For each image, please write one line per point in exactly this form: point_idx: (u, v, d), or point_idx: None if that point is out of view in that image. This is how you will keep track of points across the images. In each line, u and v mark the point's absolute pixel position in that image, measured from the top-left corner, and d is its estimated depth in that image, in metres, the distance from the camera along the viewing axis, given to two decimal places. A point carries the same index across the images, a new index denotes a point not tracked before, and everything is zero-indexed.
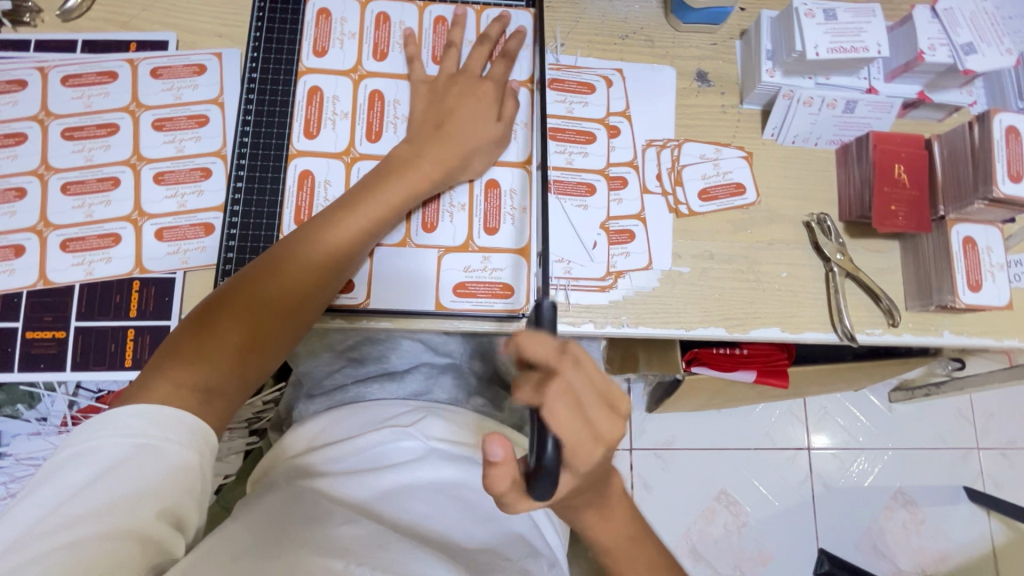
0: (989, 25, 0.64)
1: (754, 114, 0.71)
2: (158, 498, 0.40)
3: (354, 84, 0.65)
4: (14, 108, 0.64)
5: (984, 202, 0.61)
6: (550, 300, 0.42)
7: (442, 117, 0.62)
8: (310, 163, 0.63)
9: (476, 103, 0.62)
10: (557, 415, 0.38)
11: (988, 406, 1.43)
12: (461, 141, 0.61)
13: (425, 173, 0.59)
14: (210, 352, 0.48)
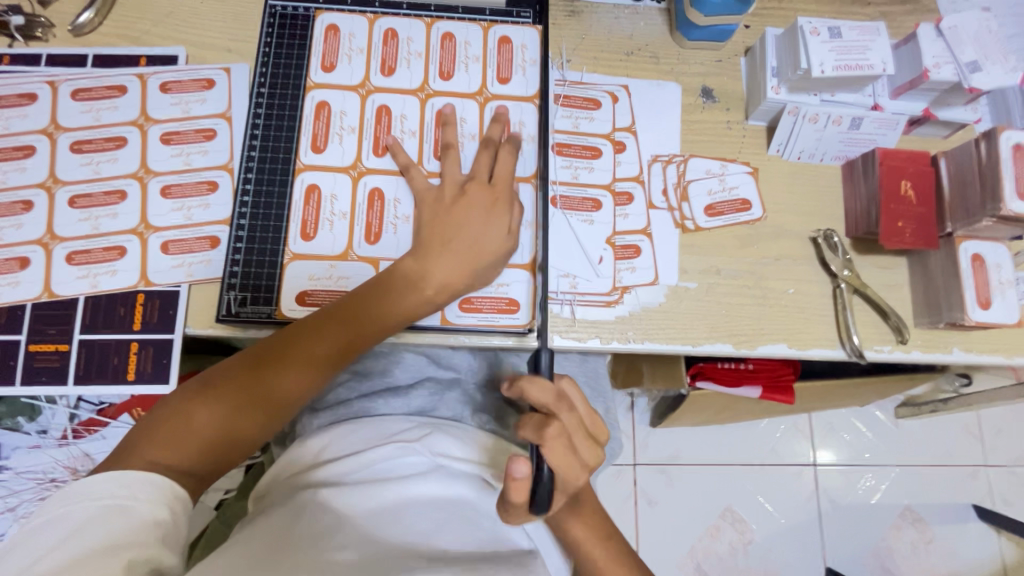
0: (993, 44, 0.65)
1: (760, 130, 0.71)
2: (127, 550, 0.41)
3: (361, 98, 0.66)
4: (23, 121, 0.64)
5: (991, 219, 0.61)
6: (548, 354, 0.54)
7: (452, 229, 0.59)
8: (319, 177, 0.63)
9: (490, 216, 0.59)
10: (554, 449, 0.50)
11: (996, 422, 1.41)
12: (467, 257, 0.58)
13: (425, 292, 0.57)
14: (192, 432, 0.49)
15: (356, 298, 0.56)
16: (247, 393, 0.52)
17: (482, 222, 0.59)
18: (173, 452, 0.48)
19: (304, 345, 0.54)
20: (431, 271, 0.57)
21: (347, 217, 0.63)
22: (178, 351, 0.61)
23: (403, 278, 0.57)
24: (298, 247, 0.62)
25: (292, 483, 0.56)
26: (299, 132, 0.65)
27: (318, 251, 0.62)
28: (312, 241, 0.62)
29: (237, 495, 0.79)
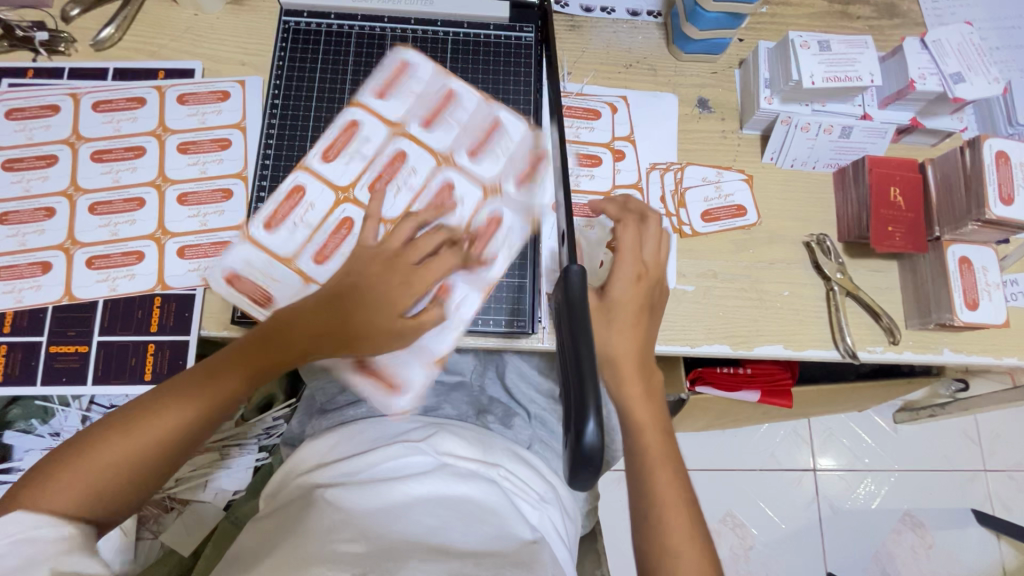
0: (977, 56, 0.67)
1: (754, 139, 0.74)
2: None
3: (375, 113, 0.68)
4: (46, 132, 0.67)
5: (977, 223, 0.63)
6: (579, 266, 0.41)
7: (358, 288, 0.54)
8: (307, 176, 0.65)
9: (398, 285, 0.54)
10: (624, 257, 0.56)
11: (994, 427, 1.43)
12: (361, 327, 0.53)
13: (320, 349, 0.53)
14: (105, 474, 0.47)
15: (260, 342, 0.52)
16: (158, 427, 0.49)
17: (387, 290, 0.54)
18: (74, 498, 0.46)
19: (226, 376, 0.51)
20: (328, 325, 0.53)
21: (314, 216, 0.64)
22: (193, 352, 0.63)
23: (302, 325, 0.53)
24: (258, 231, 0.64)
25: (302, 483, 0.58)
26: (319, 139, 0.68)
27: (281, 231, 0.64)
28: (274, 228, 0.64)
29: (248, 495, 0.80)
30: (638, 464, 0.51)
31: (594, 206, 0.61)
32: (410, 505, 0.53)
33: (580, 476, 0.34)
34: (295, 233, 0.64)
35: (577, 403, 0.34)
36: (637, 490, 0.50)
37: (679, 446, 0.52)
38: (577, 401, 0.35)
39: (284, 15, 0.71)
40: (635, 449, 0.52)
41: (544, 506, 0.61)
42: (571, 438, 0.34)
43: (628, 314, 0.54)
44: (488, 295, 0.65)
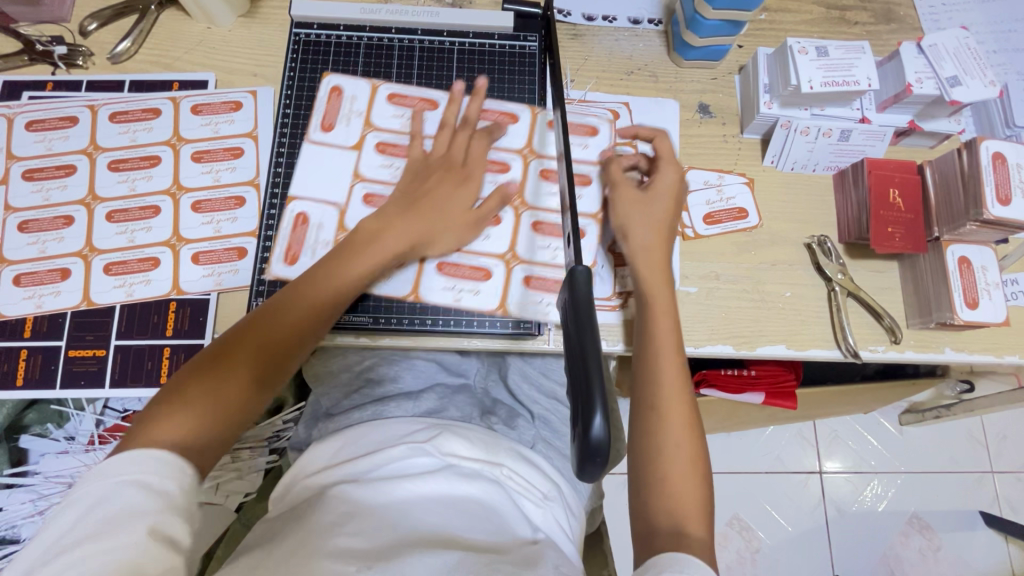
0: (972, 59, 0.69)
1: (754, 143, 0.75)
2: (141, 521, 0.43)
3: (450, 96, 0.72)
4: (65, 142, 0.69)
5: (975, 224, 0.64)
6: (585, 266, 0.42)
7: (420, 193, 0.65)
8: (364, 106, 0.71)
9: (451, 189, 0.65)
10: (661, 151, 0.68)
11: (1000, 429, 1.42)
12: (434, 217, 0.64)
13: (389, 246, 0.62)
14: (203, 404, 0.51)
15: (338, 253, 0.61)
16: (245, 352, 0.54)
17: (444, 194, 0.65)
18: (183, 422, 0.49)
19: (301, 298, 0.58)
20: (392, 227, 0.62)
21: (353, 150, 0.69)
22: None
23: (370, 231, 0.62)
24: (316, 137, 0.69)
25: (309, 484, 0.60)
26: (395, 81, 0.72)
27: (329, 147, 0.69)
28: (329, 133, 0.70)
29: (258, 497, 0.81)
30: (647, 348, 0.60)
31: (628, 130, 0.70)
32: (415, 505, 0.55)
33: (585, 471, 0.35)
34: (333, 165, 0.69)
35: (584, 400, 0.36)
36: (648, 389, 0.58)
37: (678, 340, 0.61)
38: (584, 399, 0.36)
39: (294, 27, 0.73)
40: (647, 331, 0.61)
41: (548, 504, 0.61)
42: (578, 432, 0.35)
43: (662, 204, 0.65)
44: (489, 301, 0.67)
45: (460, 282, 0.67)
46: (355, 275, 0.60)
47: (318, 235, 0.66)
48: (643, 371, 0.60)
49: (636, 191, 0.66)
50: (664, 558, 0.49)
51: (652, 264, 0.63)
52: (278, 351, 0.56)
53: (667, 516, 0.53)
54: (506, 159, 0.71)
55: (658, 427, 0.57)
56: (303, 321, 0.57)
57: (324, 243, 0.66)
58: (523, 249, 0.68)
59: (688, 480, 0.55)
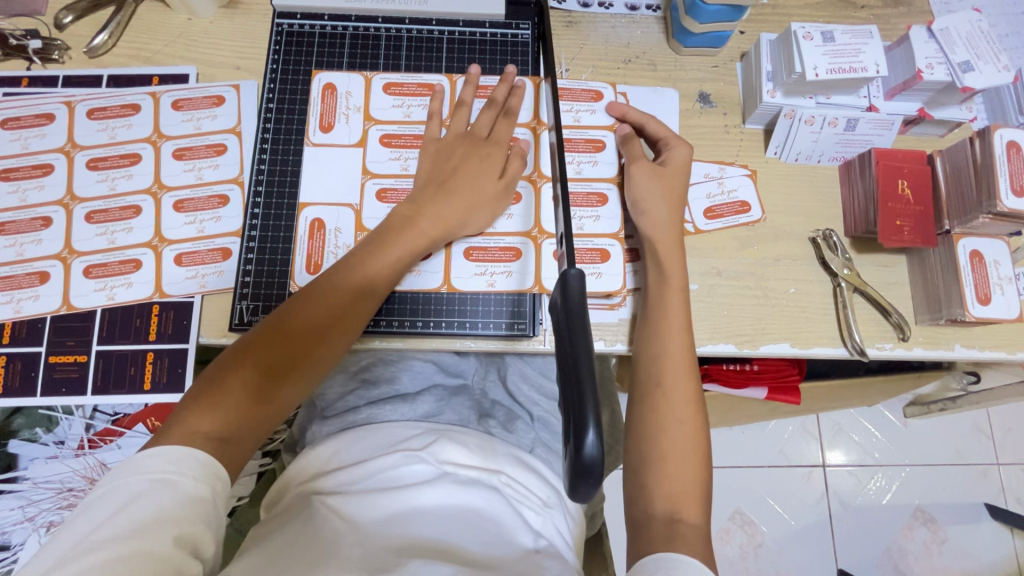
0: (986, 43, 0.66)
1: (757, 134, 0.72)
2: (173, 524, 0.42)
3: (448, 79, 0.70)
4: (42, 140, 0.66)
5: (988, 216, 0.61)
6: (577, 270, 0.40)
7: (446, 175, 0.62)
8: (361, 101, 0.68)
9: (479, 165, 0.63)
10: (661, 133, 0.67)
11: (1007, 421, 1.40)
12: (461, 199, 0.61)
13: (423, 232, 0.59)
14: (239, 397, 0.50)
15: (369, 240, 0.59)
16: (278, 341, 0.53)
17: (473, 171, 0.62)
18: (220, 416, 0.49)
19: (337, 285, 0.56)
20: (423, 210, 0.60)
21: (358, 146, 0.66)
22: (191, 360, 0.63)
23: (403, 216, 0.60)
24: (317, 138, 0.66)
25: (300, 491, 0.58)
26: (390, 71, 0.69)
27: (332, 147, 0.66)
28: (330, 132, 0.67)
29: (251, 501, 0.79)
30: (653, 327, 0.59)
31: (616, 110, 0.69)
32: (410, 515, 0.53)
33: (575, 493, 0.34)
34: (340, 161, 0.66)
35: (575, 415, 0.34)
36: (658, 385, 0.56)
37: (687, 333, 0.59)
38: (574, 416, 0.34)
39: (276, 17, 0.71)
40: (659, 317, 0.59)
41: (548, 511, 0.60)
42: (569, 451, 0.34)
43: (676, 184, 0.64)
44: (489, 296, 0.64)
45: (490, 264, 0.65)
46: (389, 263, 0.58)
47: (335, 240, 0.64)
48: (647, 351, 0.58)
49: (648, 168, 0.65)
50: (658, 558, 0.47)
51: (662, 243, 0.62)
52: (314, 342, 0.54)
53: (664, 498, 0.52)
54: (521, 138, 0.68)
55: (660, 406, 0.55)
56: (330, 314, 0.55)
57: (343, 247, 0.64)
58: (551, 225, 0.66)
59: (689, 462, 0.53)
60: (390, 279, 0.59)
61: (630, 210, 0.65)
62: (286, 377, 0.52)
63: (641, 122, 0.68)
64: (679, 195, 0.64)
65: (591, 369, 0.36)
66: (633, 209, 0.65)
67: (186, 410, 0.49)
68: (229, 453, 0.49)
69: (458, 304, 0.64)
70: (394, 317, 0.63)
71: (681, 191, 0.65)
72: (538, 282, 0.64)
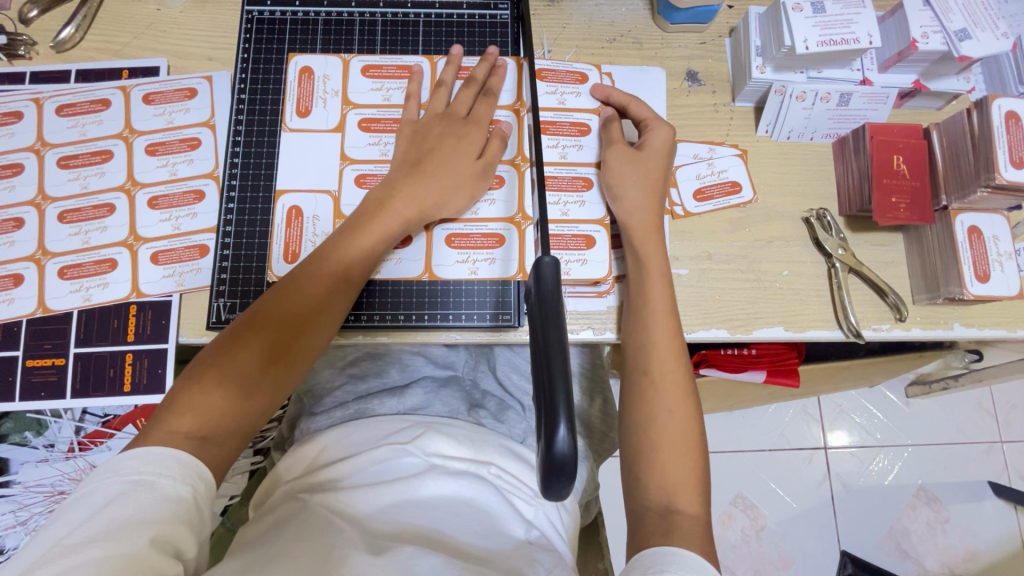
0: (983, 10, 0.63)
1: (748, 112, 0.70)
2: (149, 526, 0.41)
3: (428, 59, 0.67)
4: (11, 139, 0.65)
5: (987, 190, 0.59)
6: (552, 259, 0.38)
7: (422, 155, 0.60)
8: (339, 84, 0.66)
9: (456, 143, 0.61)
10: (642, 113, 0.64)
11: (1010, 398, 1.39)
12: (439, 179, 0.59)
13: (400, 215, 0.57)
14: (218, 394, 0.49)
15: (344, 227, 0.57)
16: (255, 335, 0.51)
17: (449, 150, 0.60)
18: (199, 415, 0.48)
19: (312, 274, 0.54)
20: (399, 193, 0.58)
21: (335, 131, 0.65)
22: (171, 361, 0.61)
23: (377, 201, 0.58)
24: (294, 124, 0.65)
25: (288, 488, 0.57)
26: (368, 52, 0.67)
27: (310, 133, 0.64)
28: (307, 118, 0.65)
29: (243, 500, 0.78)
30: (640, 314, 0.58)
31: (602, 92, 0.67)
32: (398, 507, 0.52)
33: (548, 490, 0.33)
34: (317, 148, 0.64)
35: (547, 409, 0.33)
36: (646, 371, 0.55)
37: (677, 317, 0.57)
38: (546, 412, 0.33)
39: (247, 5, 0.68)
40: (647, 301, 0.58)
41: (541, 501, 0.58)
42: (541, 446, 0.33)
43: (653, 167, 0.62)
44: (471, 286, 0.63)
45: (473, 251, 0.63)
46: (367, 249, 0.56)
47: (314, 228, 0.62)
48: (636, 338, 0.57)
49: (629, 149, 0.63)
50: (654, 552, 0.45)
51: (646, 227, 0.60)
52: (292, 333, 0.53)
53: (659, 489, 0.50)
54: (503, 119, 0.65)
55: (648, 393, 0.54)
56: (308, 305, 0.53)
57: (322, 235, 0.62)
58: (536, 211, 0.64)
59: (682, 449, 0.52)
60: (368, 266, 0.57)
61: (607, 197, 0.63)
62: (264, 371, 0.51)
63: (624, 99, 0.66)
64: (664, 173, 0.62)
65: (565, 364, 0.34)
66: (609, 194, 0.63)
67: (165, 410, 0.48)
68: (211, 453, 0.48)
69: (441, 296, 0.62)
70: (375, 310, 0.62)
71: (667, 168, 0.63)
72: (522, 269, 0.63)
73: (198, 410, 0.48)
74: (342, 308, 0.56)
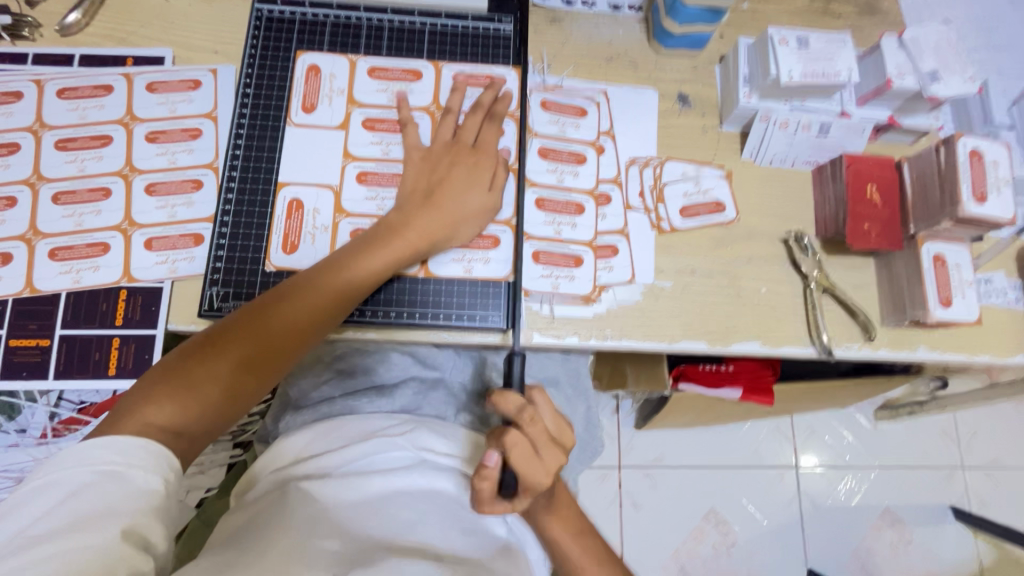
0: (953, 54, 0.68)
1: (734, 136, 0.74)
2: (120, 519, 0.42)
3: (433, 65, 0.70)
4: (9, 119, 0.65)
5: (951, 220, 0.63)
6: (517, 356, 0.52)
7: (433, 183, 0.62)
8: (345, 83, 0.68)
9: (466, 172, 0.62)
10: None
11: (972, 424, 1.44)
12: (447, 210, 0.61)
13: (408, 242, 0.59)
14: (200, 396, 0.49)
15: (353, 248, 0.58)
16: (243, 341, 0.52)
17: (459, 180, 0.62)
18: (174, 410, 0.48)
19: (315, 290, 0.55)
20: (409, 219, 0.60)
21: (340, 129, 0.66)
22: (159, 347, 0.61)
23: (389, 227, 0.60)
24: (299, 119, 0.66)
25: (274, 479, 0.58)
26: (374, 55, 0.69)
27: (314, 128, 0.66)
28: (312, 114, 0.66)
29: (220, 492, 0.78)
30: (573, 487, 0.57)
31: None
32: (384, 498, 0.54)
33: (493, 452, 0.47)
34: (320, 144, 0.65)
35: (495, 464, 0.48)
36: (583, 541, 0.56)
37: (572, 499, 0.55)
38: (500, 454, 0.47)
39: (257, 2, 0.70)
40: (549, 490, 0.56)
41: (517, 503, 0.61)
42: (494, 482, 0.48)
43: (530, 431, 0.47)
44: (465, 282, 0.64)
45: (469, 251, 0.65)
46: (371, 272, 0.58)
47: (314, 221, 0.63)
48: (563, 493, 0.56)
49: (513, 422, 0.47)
50: None
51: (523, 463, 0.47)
52: (284, 345, 0.54)
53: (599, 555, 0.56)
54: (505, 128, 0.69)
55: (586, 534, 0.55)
56: (303, 322, 0.54)
57: (321, 229, 0.63)
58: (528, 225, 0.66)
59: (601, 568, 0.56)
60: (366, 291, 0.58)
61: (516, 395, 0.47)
62: (245, 376, 0.52)
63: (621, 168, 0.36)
64: None
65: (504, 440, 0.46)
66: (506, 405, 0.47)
67: (143, 398, 0.48)
68: (180, 446, 0.48)
69: (433, 294, 0.64)
70: (368, 306, 0.63)
71: None
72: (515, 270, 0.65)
73: (173, 402, 0.48)
74: (330, 328, 0.57)
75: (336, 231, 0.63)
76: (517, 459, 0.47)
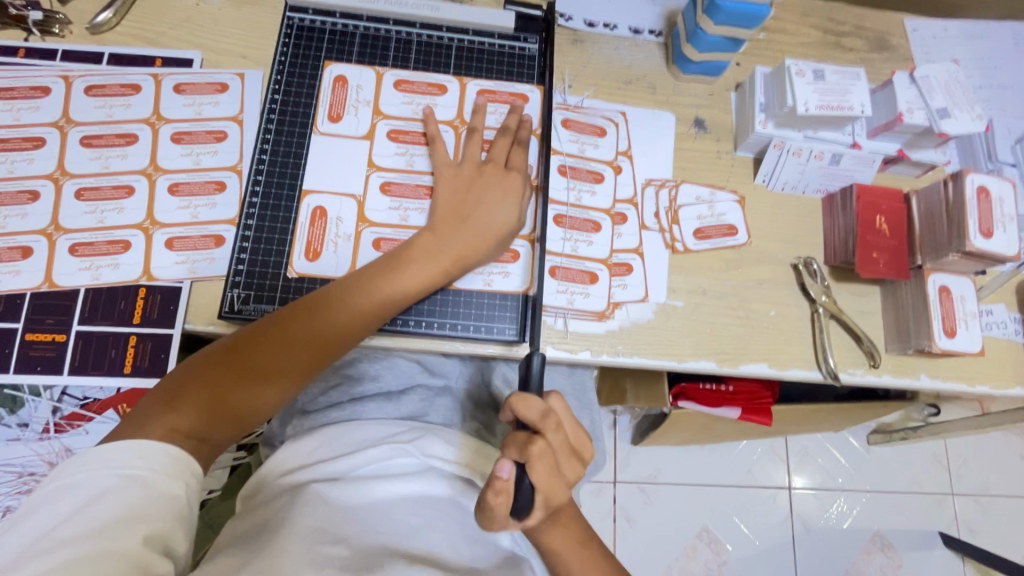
0: (962, 93, 0.70)
1: (747, 161, 0.75)
2: (144, 523, 0.43)
3: (458, 80, 0.71)
4: (35, 113, 0.65)
5: (958, 254, 0.65)
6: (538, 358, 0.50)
7: (465, 204, 0.62)
8: (371, 94, 0.69)
9: (498, 195, 0.63)
10: None
11: (963, 452, 1.46)
12: (476, 233, 0.61)
13: (436, 263, 0.59)
14: (225, 405, 0.51)
15: (382, 265, 0.58)
16: (269, 354, 0.53)
17: (489, 201, 0.62)
18: (199, 417, 0.49)
19: (343, 308, 0.56)
20: (440, 240, 0.60)
21: (365, 139, 0.67)
22: (175, 347, 0.62)
23: (422, 246, 0.60)
24: (324, 128, 0.67)
25: (282, 483, 0.58)
26: (400, 68, 0.70)
27: (340, 137, 0.67)
28: (338, 123, 0.67)
29: (222, 495, 0.78)
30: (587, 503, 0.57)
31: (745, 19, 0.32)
32: (393, 505, 0.54)
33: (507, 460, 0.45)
34: (346, 153, 0.67)
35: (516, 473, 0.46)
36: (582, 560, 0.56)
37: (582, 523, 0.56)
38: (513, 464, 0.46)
39: (288, 11, 0.71)
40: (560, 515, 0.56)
41: None
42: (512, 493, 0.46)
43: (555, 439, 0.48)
44: (484, 295, 0.65)
45: (488, 264, 0.66)
46: (396, 291, 0.57)
47: (337, 229, 0.64)
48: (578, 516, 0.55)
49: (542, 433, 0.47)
50: None
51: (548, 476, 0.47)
52: (310, 361, 0.54)
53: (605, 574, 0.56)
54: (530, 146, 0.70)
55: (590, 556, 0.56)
56: (330, 338, 0.55)
57: (344, 237, 0.64)
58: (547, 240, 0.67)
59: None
60: (392, 310, 0.58)
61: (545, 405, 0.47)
62: (268, 390, 0.53)
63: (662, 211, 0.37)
64: None
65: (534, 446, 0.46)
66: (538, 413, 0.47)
67: (168, 403, 0.49)
68: (204, 451, 0.50)
69: (451, 306, 0.64)
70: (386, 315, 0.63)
71: None
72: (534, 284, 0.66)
73: (198, 410, 0.49)
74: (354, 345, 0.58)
75: (359, 240, 0.64)
76: (541, 471, 0.46)
